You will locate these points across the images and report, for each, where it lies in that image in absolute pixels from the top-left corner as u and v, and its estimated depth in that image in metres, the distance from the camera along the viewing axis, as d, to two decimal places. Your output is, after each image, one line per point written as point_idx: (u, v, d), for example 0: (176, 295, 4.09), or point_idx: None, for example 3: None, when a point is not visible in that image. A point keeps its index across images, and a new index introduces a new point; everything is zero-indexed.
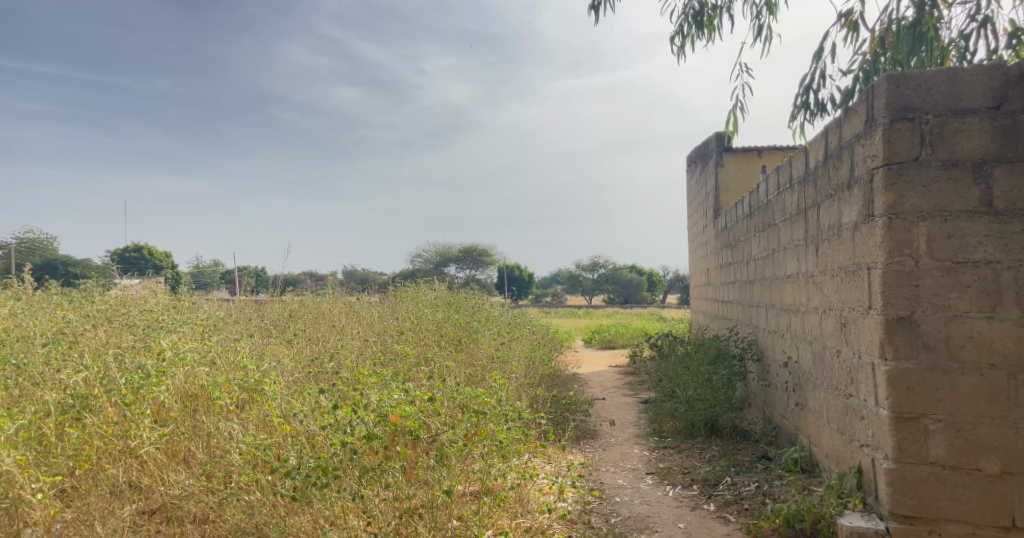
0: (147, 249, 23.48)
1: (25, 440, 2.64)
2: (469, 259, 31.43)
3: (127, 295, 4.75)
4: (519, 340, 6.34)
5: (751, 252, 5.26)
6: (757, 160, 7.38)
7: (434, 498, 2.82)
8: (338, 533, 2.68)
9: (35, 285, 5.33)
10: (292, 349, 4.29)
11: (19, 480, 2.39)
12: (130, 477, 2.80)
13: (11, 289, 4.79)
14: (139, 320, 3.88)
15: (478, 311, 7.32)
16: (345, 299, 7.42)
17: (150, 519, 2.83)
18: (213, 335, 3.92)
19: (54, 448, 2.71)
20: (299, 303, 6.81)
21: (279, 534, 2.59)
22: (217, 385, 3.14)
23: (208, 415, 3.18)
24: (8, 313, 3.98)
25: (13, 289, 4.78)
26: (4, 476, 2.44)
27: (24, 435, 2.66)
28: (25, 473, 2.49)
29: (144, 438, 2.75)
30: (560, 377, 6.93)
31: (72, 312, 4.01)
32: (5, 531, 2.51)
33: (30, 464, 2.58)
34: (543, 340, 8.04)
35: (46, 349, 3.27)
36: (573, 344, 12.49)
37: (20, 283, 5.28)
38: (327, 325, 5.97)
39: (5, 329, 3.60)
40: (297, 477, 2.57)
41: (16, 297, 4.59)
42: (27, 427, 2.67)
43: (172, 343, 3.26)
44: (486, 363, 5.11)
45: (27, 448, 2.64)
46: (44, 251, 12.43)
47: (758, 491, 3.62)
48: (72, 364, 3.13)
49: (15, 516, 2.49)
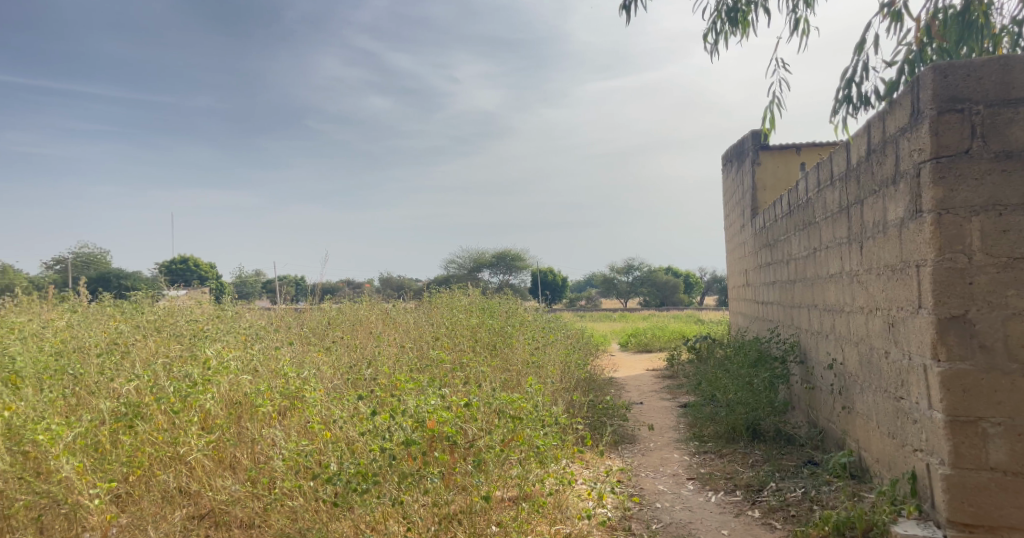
0: (191, 260, 24.29)
1: (83, 448, 2.71)
2: (502, 265, 31.40)
3: (174, 305, 4.89)
4: (553, 344, 6.32)
5: (791, 251, 5.14)
6: (796, 157, 7.24)
7: (473, 504, 2.84)
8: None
9: (91, 297, 5.51)
10: (331, 356, 4.36)
11: (78, 486, 2.47)
12: (181, 483, 2.87)
13: (68, 302, 4.97)
14: (186, 330, 3.98)
15: (511, 315, 7.32)
16: (381, 305, 7.50)
17: (200, 523, 2.91)
18: (256, 343, 4.00)
19: (109, 455, 2.79)
20: (337, 310, 6.91)
21: None
22: (260, 393, 3.20)
23: (252, 422, 3.25)
24: (66, 325, 4.14)
25: (70, 302, 4.96)
26: (64, 483, 2.52)
27: (81, 442, 2.73)
28: (83, 479, 2.56)
29: (192, 444, 2.82)
30: (596, 381, 6.88)
31: (124, 323, 4.15)
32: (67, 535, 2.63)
33: (87, 470, 2.66)
34: (578, 344, 8.01)
35: (101, 359, 3.37)
36: (609, 346, 12.40)
37: (76, 296, 5.47)
38: (364, 331, 6.04)
39: (63, 341, 3.73)
40: (338, 483, 2.61)
41: (73, 310, 4.77)
42: (84, 435, 2.74)
43: (217, 352, 3.33)
44: (521, 368, 5.10)
45: (84, 455, 2.72)
46: (101, 265, 12.98)
47: (804, 497, 3.53)
48: (124, 373, 3.23)
49: (75, 520, 2.59)
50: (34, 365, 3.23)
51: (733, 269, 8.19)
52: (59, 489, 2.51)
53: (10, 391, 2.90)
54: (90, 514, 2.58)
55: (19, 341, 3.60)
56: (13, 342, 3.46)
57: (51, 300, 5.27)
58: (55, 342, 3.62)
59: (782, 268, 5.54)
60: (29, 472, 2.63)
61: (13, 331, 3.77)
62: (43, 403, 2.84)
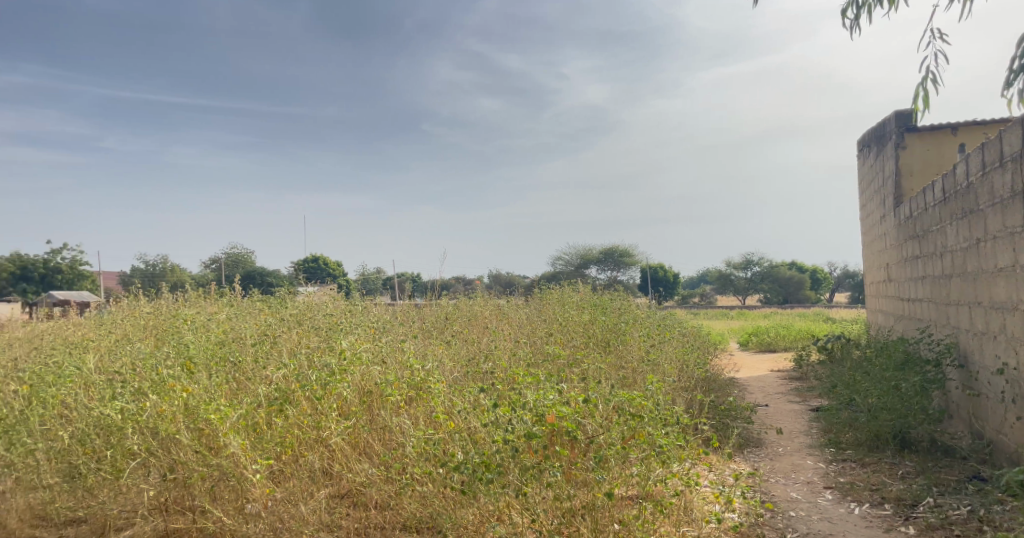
0: (317, 257, 25.89)
1: (244, 427, 2.88)
2: (610, 261, 30.90)
3: (311, 300, 5.18)
4: (669, 342, 6.11)
5: (947, 242, 4.64)
6: (950, 139, 6.54)
7: (595, 500, 2.75)
8: (505, 529, 2.73)
9: (246, 292, 5.97)
10: (450, 350, 4.43)
11: (243, 461, 2.65)
12: (324, 464, 3.01)
13: (227, 297, 5.43)
14: (322, 323, 4.18)
15: (624, 313, 7.16)
16: (494, 302, 7.56)
17: (340, 503, 3.04)
18: (383, 336, 4.13)
19: (266, 435, 2.95)
20: (452, 306, 7.05)
21: (450, 525, 2.69)
22: (388, 382, 3.29)
23: (383, 410, 3.35)
24: (226, 318, 4.52)
25: (228, 298, 5.42)
26: (230, 458, 2.72)
27: (243, 422, 2.91)
28: (246, 456, 2.75)
29: (333, 429, 2.94)
30: (718, 381, 6.58)
31: (271, 316, 4.45)
32: (233, 506, 2.86)
33: (249, 448, 2.83)
34: (696, 342, 7.70)
35: (255, 347, 3.64)
36: (728, 345, 11.88)
37: (233, 292, 5.96)
38: (480, 326, 6.12)
39: (226, 331, 4.05)
40: (464, 471, 2.66)
41: (231, 304, 5.19)
42: (245, 415, 2.91)
43: (350, 343, 3.48)
44: (637, 366, 4.93)
45: (245, 434, 2.89)
46: (246, 264, 14.13)
47: (972, 517, 3.17)
48: (273, 362, 3.45)
49: (240, 492, 2.82)
50: (204, 351, 3.49)
51: (872, 263, 7.55)
52: (228, 463, 2.71)
53: (185, 374, 3.18)
54: (253, 488, 2.76)
55: (188, 331, 3.96)
56: (187, 332, 3.84)
57: (213, 295, 5.78)
58: (219, 331, 3.95)
59: (935, 262, 5.01)
60: (203, 447, 2.84)
61: (184, 322, 4.16)
62: (213, 386, 3.10)
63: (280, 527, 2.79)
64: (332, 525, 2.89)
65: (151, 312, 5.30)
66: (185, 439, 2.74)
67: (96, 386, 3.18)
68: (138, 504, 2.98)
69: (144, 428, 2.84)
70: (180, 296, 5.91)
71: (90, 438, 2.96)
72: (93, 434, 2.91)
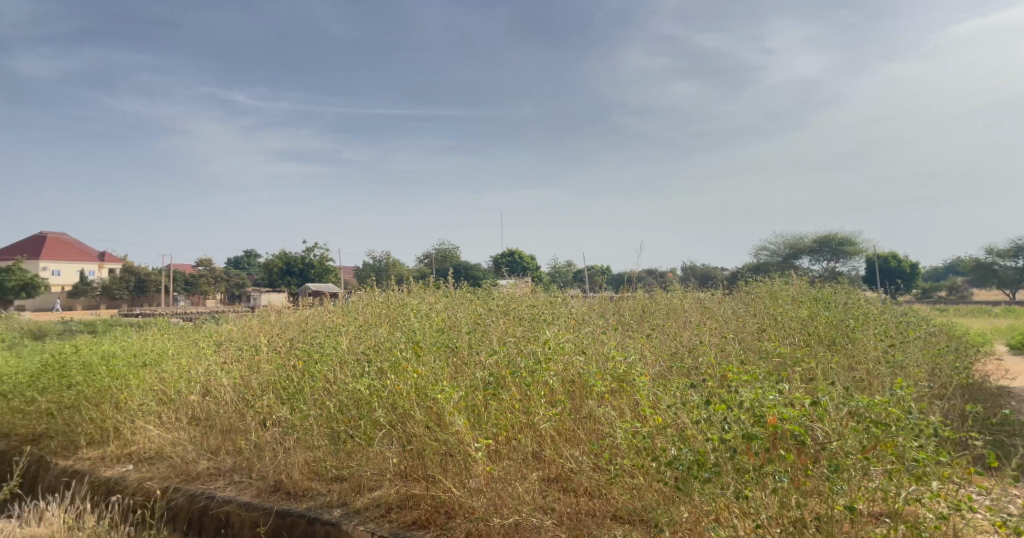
0: (517, 252, 26.88)
1: (466, 407, 3.26)
2: (827, 250, 28.02)
3: (512, 292, 5.33)
4: (913, 340, 5.26)
5: None
6: None
7: (835, 515, 2.39)
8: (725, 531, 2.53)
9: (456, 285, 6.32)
10: (652, 343, 4.24)
11: (466, 436, 3.04)
12: (537, 446, 3.16)
13: (440, 291, 5.81)
14: (527, 313, 4.28)
15: (853, 307, 6.34)
16: (697, 295, 7.16)
17: (551, 486, 3.10)
18: (585, 327, 4.10)
19: (484, 416, 3.27)
20: (651, 299, 6.82)
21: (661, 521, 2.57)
22: (592, 374, 3.22)
23: (589, 401, 3.27)
24: (442, 307, 4.85)
25: (441, 291, 5.79)
26: (455, 434, 3.12)
27: (466, 403, 3.30)
28: (469, 433, 3.11)
29: (541, 415, 3.07)
30: (978, 389, 5.54)
31: (481, 306, 4.65)
32: (456, 479, 3.15)
33: (471, 424, 3.21)
34: (946, 343, 6.58)
35: (470, 334, 3.91)
36: (991, 346, 10.01)
37: (445, 284, 6.33)
38: (683, 321, 5.82)
39: (442, 319, 4.33)
40: (678, 467, 2.49)
41: (444, 296, 5.53)
42: (467, 396, 3.29)
43: (555, 334, 3.56)
44: (873, 367, 4.31)
45: (468, 414, 3.28)
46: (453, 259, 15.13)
47: None
48: (486, 347, 3.70)
49: (464, 466, 3.14)
50: (430, 337, 3.90)
51: None
52: (454, 439, 3.12)
53: (416, 356, 3.71)
54: (475, 464, 3.08)
55: (417, 319, 4.33)
56: (415, 319, 4.31)
57: (430, 287, 6.21)
58: (440, 319, 4.29)
59: None
60: (433, 423, 3.32)
61: (411, 311, 4.61)
62: (440, 368, 3.62)
63: (499, 503, 2.97)
64: (546, 507, 2.96)
65: (380, 302, 5.84)
66: (419, 416, 3.28)
67: (347, 367, 3.98)
68: (386, 470, 3.48)
69: (387, 403, 3.51)
70: (404, 288, 6.45)
71: (347, 409, 3.81)
72: (349, 405, 3.76)
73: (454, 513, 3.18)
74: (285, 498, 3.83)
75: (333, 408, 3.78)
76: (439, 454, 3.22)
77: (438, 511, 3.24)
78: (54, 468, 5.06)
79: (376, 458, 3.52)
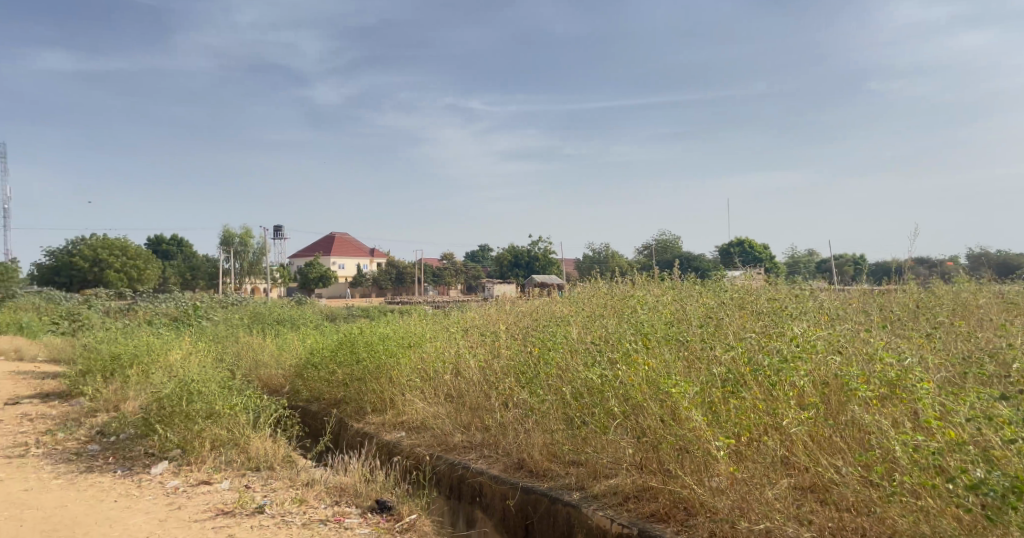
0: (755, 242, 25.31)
1: (698, 404, 3.31)
2: None
3: (747, 282, 5.11)
4: None
5: None
6: None
7: None
8: None
9: (682, 276, 6.22)
10: (930, 344, 3.73)
11: (704, 434, 3.11)
12: (789, 449, 3.12)
13: (665, 282, 5.80)
14: (767, 308, 4.13)
15: None
16: (993, 288, 6.12)
17: (805, 495, 3.03)
18: (836, 324, 3.83)
19: (723, 414, 3.32)
20: (927, 293, 6.01)
21: None
22: (855, 377, 2.99)
23: (855, 407, 3.05)
24: (668, 300, 4.89)
25: (667, 282, 5.78)
26: (694, 430, 3.19)
27: (702, 398, 3.44)
28: (710, 432, 3.14)
29: (792, 418, 3.00)
30: None
31: (712, 299, 4.59)
32: (697, 476, 3.20)
33: (709, 422, 3.30)
34: None
35: (701, 329, 3.96)
36: None
37: (671, 275, 6.28)
38: (980, 320, 5.03)
39: (672, 312, 4.50)
40: (991, 495, 2.19)
41: (669, 289, 5.52)
42: (703, 393, 3.43)
43: (803, 330, 3.39)
44: None
45: (704, 411, 3.35)
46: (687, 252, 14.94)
47: None
48: (720, 343, 3.69)
49: (707, 467, 3.18)
50: (659, 331, 4.15)
51: None
52: (691, 435, 3.19)
53: (645, 348, 3.96)
54: (717, 464, 3.10)
55: (643, 311, 4.61)
56: (643, 311, 4.58)
57: (656, 278, 6.22)
58: (669, 312, 4.48)
59: None
60: (666, 415, 3.45)
61: (639, 303, 4.79)
62: (670, 359, 3.82)
63: (746, 506, 2.97)
64: (802, 518, 2.84)
65: (606, 293, 6.01)
66: (652, 409, 3.47)
67: (581, 355, 4.33)
68: (622, 459, 3.62)
69: (619, 392, 3.78)
70: (634, 278, 6.52)
71: (582, 396, 4.05)
72: (583, 394, 4.00)
73: (694, 511, 3.21)
74: (529, 476, 4.15)
75: (569, 396, 4.11)
76: (675, 449, 3.28)
77: (677, 506, 3.28)
78: (351, 429, 6.04)
79: (612, 448, 3.68)
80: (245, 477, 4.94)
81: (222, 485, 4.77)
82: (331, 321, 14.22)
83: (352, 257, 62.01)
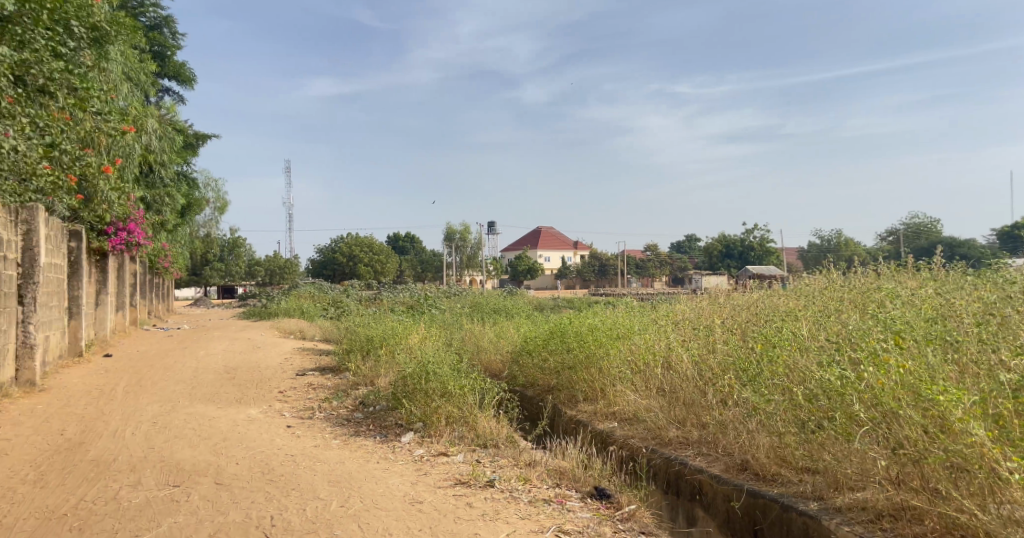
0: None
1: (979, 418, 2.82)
2: None
3: None
4: None
5: None
6: None
7: None
8: None
9: (944, 265, 5.42)
10: None
11: (993, 452, 2.66)
12: None
13: (922, 273, 5.09)
14: None
15: None
16: None
17: None
18: None
19: (1014, 431, 2.82)
20: None
21: None
22: None
23: None
24: (929, 293, 4.28)
25: (925, 273, 5.07)
26: (978, 447, 2.75)
27: (983, 410, 2.96)
28: (999, 450, 2.72)
29: None
30: None
31: (991, 293, 3.94)
32: (980, 503, 2.78)
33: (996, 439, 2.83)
34: None
35: (979, 328, 3.44)
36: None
37: (931, 264, 5.50)
38: None
39: (936, 308, 3.96)
40: None
41: (930, 280, 4.83)
42: (984, 403, 2.94)
43: None
44: None
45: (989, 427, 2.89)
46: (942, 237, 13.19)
47: None
48: (1008, 347, 3.20)
49: (993, 492, 2.73)
50: (919, 330, 3.64)
51: None
52: (974, 452, 2.76)
53: (898, 348, 3.50)
54: (1011, 489, 2.66)
55: (897, 305, 4.12)
56: (896, 307, 4.08)
57: (910, 268, 5.48)
58: (930, 308, 3.96)
59: None
60: (932, 427, 3.03)
61: (891, 298, 4.30)
62: (932, 362, 3.31)
63: None
64: None
65: (849, 285, 5.43)
66: (912, 418, 3.04)
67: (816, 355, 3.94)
68: (872, 472, 3.28)
69: (866, 397, 3.37)
70: (881, 268, 5.81)
71: (818, 398, 3.65)
72: (819, 395, 3.62)
73: None
74: (755, 479, 3.96)
75: (801, 396, 3.75)
76: (946, 469, 2.92)
77: (951, 532, 2.87)
78: (564, 416, 6.22)
79: (858, 457, 3.37)
80: (475, 453, 5.34)
81: (457, 457, 5.21)
82: (548, 312, 14.70)
83: (559, 249, 63.74)
